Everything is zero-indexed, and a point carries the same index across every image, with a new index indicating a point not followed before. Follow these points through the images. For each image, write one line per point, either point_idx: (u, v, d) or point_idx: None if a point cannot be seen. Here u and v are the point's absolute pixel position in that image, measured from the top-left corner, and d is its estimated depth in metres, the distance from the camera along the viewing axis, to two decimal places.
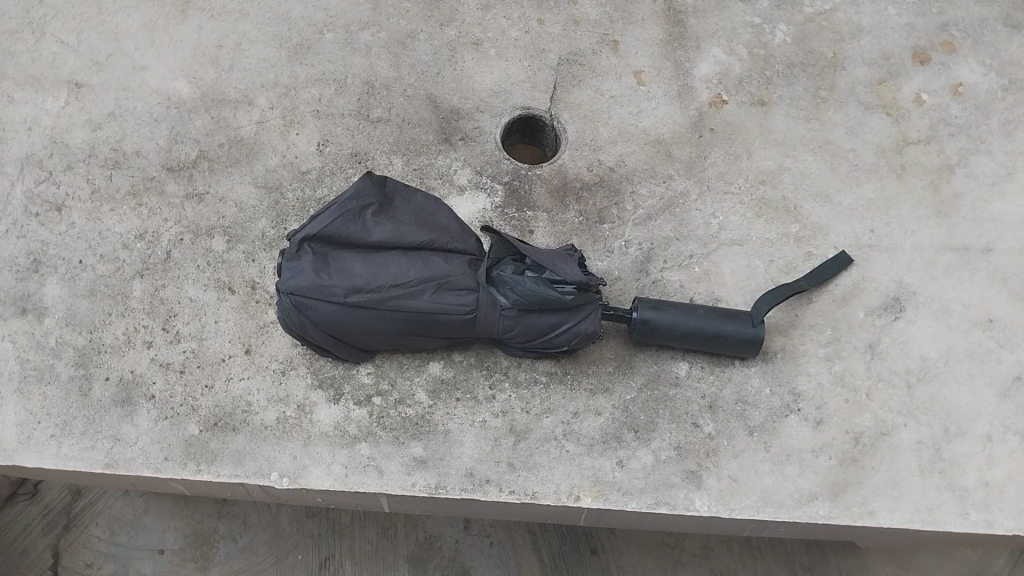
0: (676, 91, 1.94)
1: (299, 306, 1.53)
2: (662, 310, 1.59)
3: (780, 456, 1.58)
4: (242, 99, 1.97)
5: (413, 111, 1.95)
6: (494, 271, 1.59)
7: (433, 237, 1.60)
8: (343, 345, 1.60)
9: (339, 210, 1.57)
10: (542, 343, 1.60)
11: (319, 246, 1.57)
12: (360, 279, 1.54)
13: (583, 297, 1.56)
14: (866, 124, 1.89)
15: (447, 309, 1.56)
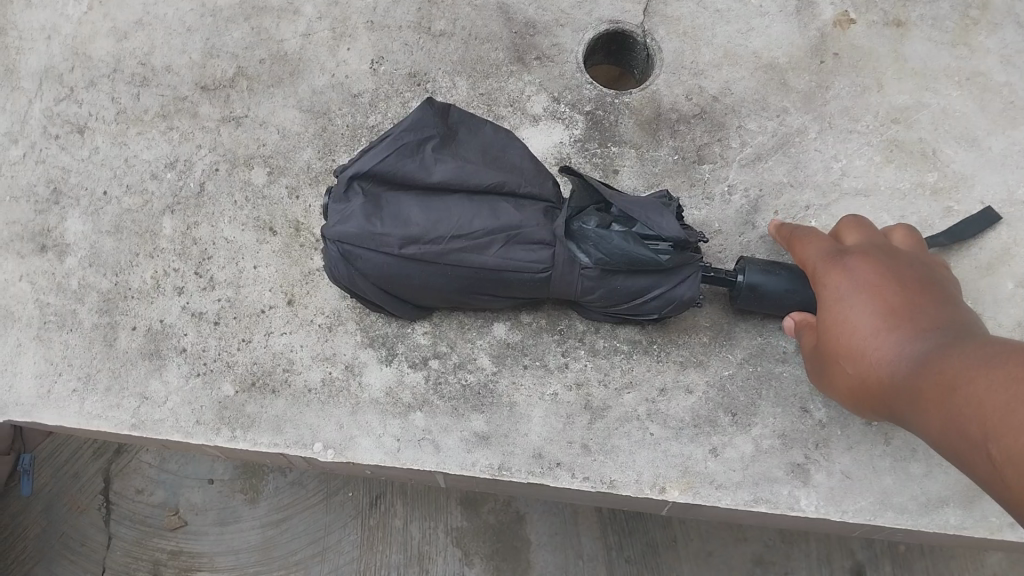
0: (794, 6, 1.63)
1: (347, 256, 1.30)
2: (774, 274, 1.33)
3: (903, 450, 1.35)
4: (285, 7, 1.71)
5: (481, 24, 1.67)
6: (573, 222, 1.30)
7: (503, 179, 1.33)
8: (397, 299, 1.38)
9: (394, 144, 1.32)
10: (628, 307, 1.34)
11: (370, 185, 1.32)
12: (416, 226, 1.28)
13: (681, 256, 1.27)
14: None
15: (517, 267, 1.30)
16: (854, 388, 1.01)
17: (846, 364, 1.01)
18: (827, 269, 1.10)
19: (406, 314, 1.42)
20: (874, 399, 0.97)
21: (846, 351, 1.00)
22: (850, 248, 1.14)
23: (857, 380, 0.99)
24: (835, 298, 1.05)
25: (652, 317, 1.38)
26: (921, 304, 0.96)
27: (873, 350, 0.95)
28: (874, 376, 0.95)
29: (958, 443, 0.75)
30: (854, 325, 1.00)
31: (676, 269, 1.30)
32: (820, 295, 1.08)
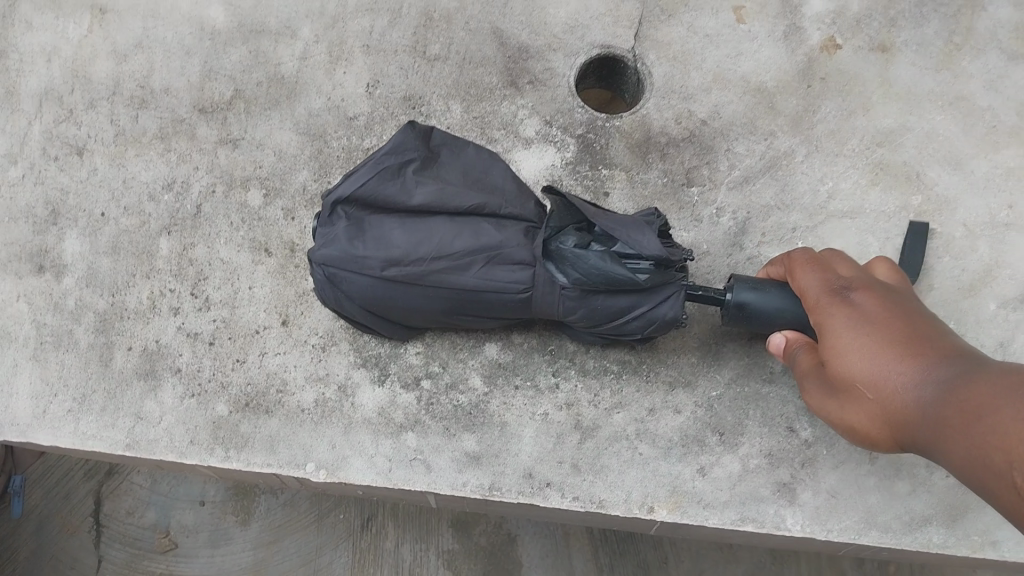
0: (782, 31, 1.65)
1: (332, 279, 1.31)
2: (764, 291, 1.27)
3: (887, 470, 1.37)
4: (283, 30, 1.74)
5: (475, 48, 1.69)
6: (553, 242, 1.28)
7: (484, 200, 1.34)
8: (382, 320, 1.39)
9: (376, 167, 1.33)
10: (611, 326, 1.33)
11: (353, 208, 1.33)
12: (397, 248, 1.28)
13: (661, 276, 1.25)
14: (1008, 77, 1.58)
15: (498, 287, 1.30)
16: (867, 421, 0.98)
17: (859, 397, 0.98)
18: (829, 301, 1.09)
19: (393, 333, 1.43)
20: (889, 431, 0.95)
21: (862, 382, 0.98)
22: (848, 278, 1.13)
23: (873, 412, 0.97)
24: (842, 330, 1.03)
25: (637, 337, 1.36)
26: (932, 337, 0.96)
27: (888, 381, 0.95)
28: (892, 408, 0.94)
29: (988, 471, 0.74)
30: (868, 357, 0.98)
31: (658, 288, 1.28)
32: (823, 327, 1.06)
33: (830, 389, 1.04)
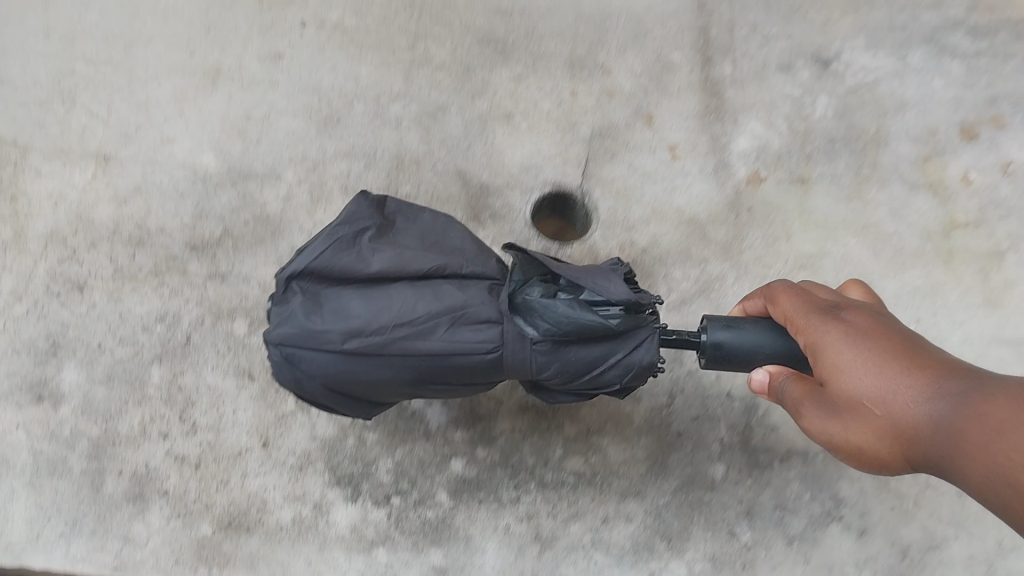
0: (712, 167, 1.86)
1: (292, 359, 1.23)
2: (736, 329, 1.31)
3: (819, 568, 1.57)
4: (268, 173, 1.94)
5: (442, 188, 1.89)
6: (517, 295, 1.29)
7: (444, 261, 1.33)
8: (348, 397, 1.31)
9: (330, 239, 1.29)
10: (587, 378, 1.31)
11: (308, 282, 1.27)
12: (357, 318, 1.22)
13: (633, 320, 1.28)
14: (910, 206, 1.81)
15: (466, 349, 1.25)
16: (871, 436, 1.09)
17: (866, 416, 1.09)
18: (823, 324, 1.18)
19: (357, 410, 1.35)
20: (897, 446, 1.06)
21: (870, 403, 1.08)
22: (830, 302, 1.23)
23: (881, 428, 1.07)
24: (843, 353, 1.12)
25: (614, 390, 1.34)
26: (928, 356, 1.08)
27: (898, 397, 1.06)
28: (904, 423, 1.05)
29: (1020, 485, 0.87)
30: (873, 377, 1.08)
31: (627, 335, 1.29)
32: (821, 351, 1.15)
33: (831, 409, 1.14)
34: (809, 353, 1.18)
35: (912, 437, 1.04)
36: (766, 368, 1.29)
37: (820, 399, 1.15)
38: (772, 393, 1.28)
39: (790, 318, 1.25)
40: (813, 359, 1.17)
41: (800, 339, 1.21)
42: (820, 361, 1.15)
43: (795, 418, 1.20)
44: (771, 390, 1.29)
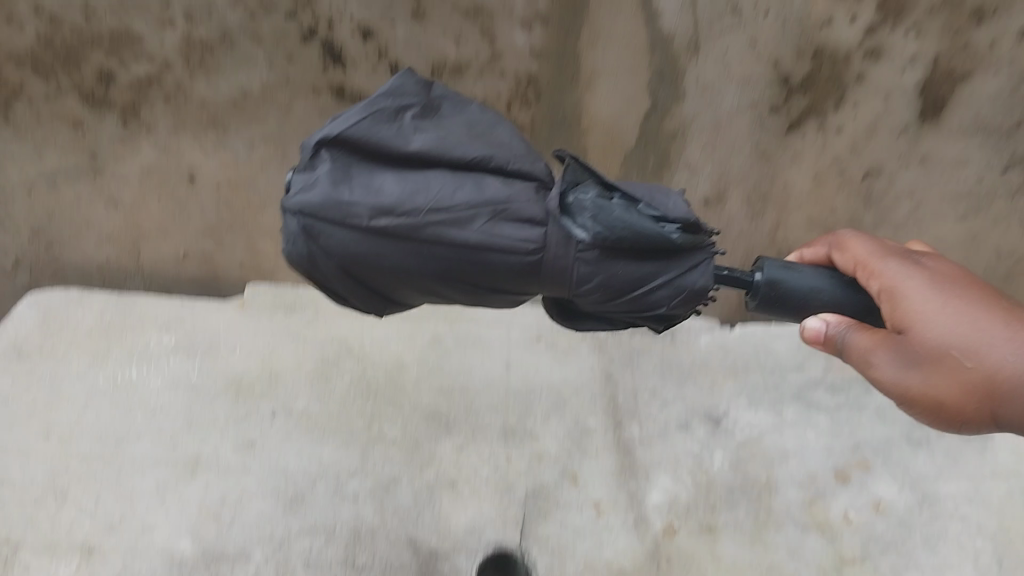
0: (631, 519, 2.25)
1: (309, 228, 1.51)
2: (789, 269, 1.75)
3: None
4: (238, 555, 2.18)
5: (396, 556, 2.18)
6: (569, 195, 1.59)
7: (487, 154, 1.62)
8: (355, 280, 1.60)
9: (370, 111, 1.59)
10: (627, 296, 1.65)
11: (338, 149, 1.55)
12: (389, 197, 1.52)
13: (689, 239, 1.62)
14: (806, 546, 2.23)
15: (505, 239, 1.57)
16: (954, 391, 1.57)
17: (951, 367, 1.58)
18: (891, 278, 1.72)
19: (364, 301, 1.67)
20: (981, 390, 1.55)
21: (953, 355, 1.58)
22: (880, 249, 1.81)
23: (962, 378, 1.57)
24: (919, 309, 1.64)
25: (655, 312, 1.70)
26: (982, 299, 1.64)
27: (998, 357, 1.55)
28: (998, 376, 1.54)
29: None
30: (954, 324, 1.60)
31: (680, 258, 1.65)
32: (898, 302, 1.67)
33: (914, 362, 1.61)
34: (887, 300, 1.71)
35: (1005, 381, 1.53)
36: (833, 321, 1.71)
37: (893, 350, 1.62)
38: (828, 342, 1.71)
39: (860, 263, 1.81)
40: (892, 310, 1.68)
41: (875, 288, 1.75)
42: (900, 310, 1.66)
43: (864, 366, 1.66)
44: (828, 340, 1.72)
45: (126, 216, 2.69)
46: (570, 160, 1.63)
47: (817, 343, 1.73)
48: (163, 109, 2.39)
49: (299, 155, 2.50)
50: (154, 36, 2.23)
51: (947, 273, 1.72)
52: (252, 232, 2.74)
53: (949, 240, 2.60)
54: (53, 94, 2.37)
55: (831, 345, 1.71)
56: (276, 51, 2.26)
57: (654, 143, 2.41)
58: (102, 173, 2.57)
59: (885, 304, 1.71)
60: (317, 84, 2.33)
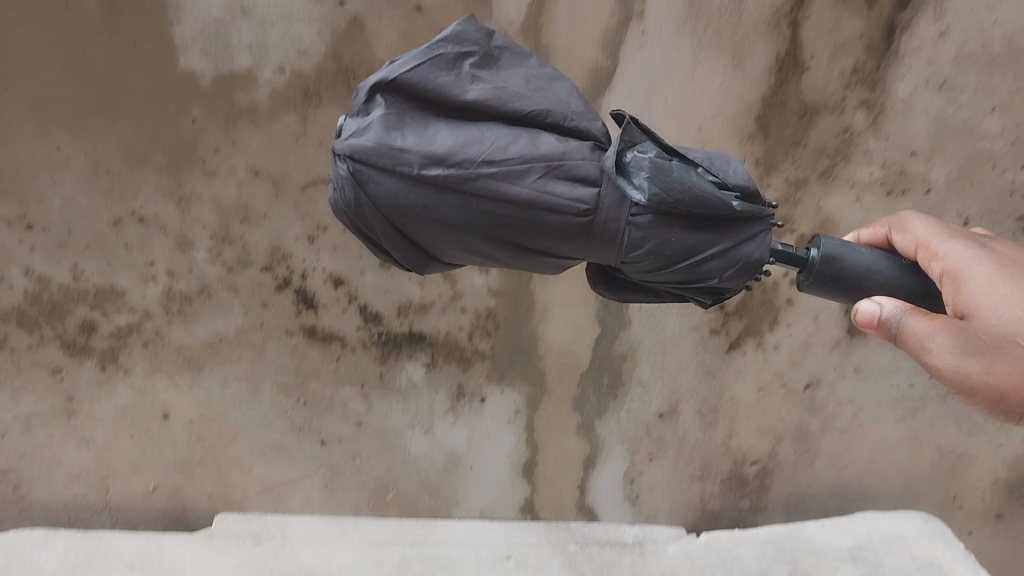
0: None
1: (360, 175, 1.40)
2: (845, 249, 1.55)
3: None
4: None
5: None
6: (627, 154, 1.45)
7: (546, 108, 1.48)
8: (399, 228, 1.47)
9: (430, 54, 1.45)
10: (680, 264, 1.49)
11: (394, 98, 1.44)
12: (441, 146, 1.40)
13: (750, 207, 1.47)
14: None
15: (557, 199, 1.42)
16: (1019, 379, 1.42)
17: (1014, 355, 1.43)
18: (956, 263, 1.53)
19: (409, 257, 1.53)
20: None
21: (1015, 343, 1.43)
22: (948, 232, 1.59)
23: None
24: (981, 290, 1.47)
25: (704, 285, 1.53)
26: None
27: None
28: None
29: None
30: (1015, 309, 1.45)
31: (740, 226, 1.49)
32: (964, 285, 1.49)
33: (973, 348, 1.44)
34: (950, 285, 1.52)
35: None
36: (889, 305, 1.51)
37: (954, 333, 1.45)
38: (888, 326, 1.51)
39: (922, 243, 1.60)
40: (957, 293, 1.50)
41: (937, 270, 1.55)
42: (964, 295, 1.49)
43: (920, 354, 1.47)
44: (889, 325, 1.51)
45: (96, 455, 2.72)
46: (626, 120, 1.47)
47: (872, 326, 1.52)
48: (141, 354, 2.58)
49: (269, 391, 2.63)
50: (137, 290, 2.49)
51: (1011, 257, 1.56)
52: (222, 465, 2.74)
53: (893, 441, 2.65)
54: (36, 343, 2.56)
55: (891, 330, 1.50)
56: (252, 299, 2.50)
57: (607, 364, 2.58)
58: (76, 415, 2.66)
59: (948, 288, 1.52)
60: (289, 326, 2.54)
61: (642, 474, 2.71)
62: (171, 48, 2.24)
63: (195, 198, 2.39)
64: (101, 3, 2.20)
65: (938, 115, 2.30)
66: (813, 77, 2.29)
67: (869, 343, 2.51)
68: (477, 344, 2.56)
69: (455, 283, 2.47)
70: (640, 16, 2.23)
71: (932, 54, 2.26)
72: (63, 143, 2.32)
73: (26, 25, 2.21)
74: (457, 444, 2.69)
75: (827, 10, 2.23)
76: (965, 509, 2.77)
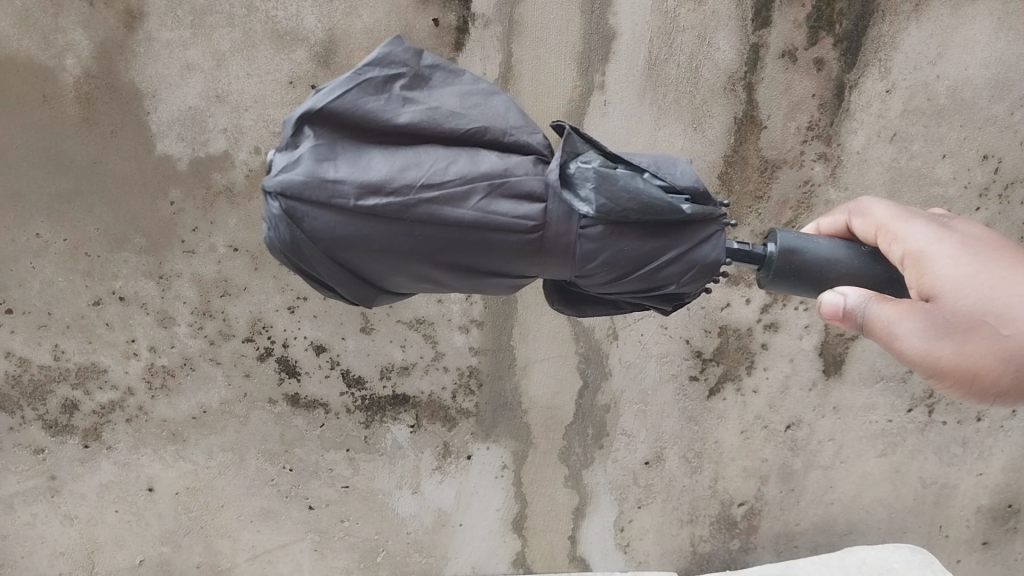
0: None
1: (292, 213, 1.20)
2: (803, 240, 1.39)
3: None
4: None
5: None
6: (570, 166, 1.28)
7: (485, 125, 1.28)
8: (342, 268, 1.27)
9: (355, 78, 1.22)
10: (636, 273, 1.32)
11: (322, 127, 1.22)
12: (377, 174, 1.20)
13: (702, 210, 1.30)
14: None
15: (502, 217, 1.23)
16: (992, 362, 1.18)
17: (986, 336, 1.19)
18: (918, 242, 1.29)
19: (354, 294, 1.33)
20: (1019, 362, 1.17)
21: (986, 322, 1.19)
22: (908, 212, 1.37)
23: (1000, 349, 1.18)
24: (947, 271, 1.23)
25: (662, 291, 1.36)
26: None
27: None
28: None
29: None
30: (986, 288, 1.20)
31: (695, 230, 1.31)
32: (926, 267, 1.26)
33: (940, 333, 1.21)
34: (914, 267, 1.29)
35: None
36: (853, 292, 1.30)
37: (919, 316, 1.22)
38: (855, 312, 1.29)
39: (880, 227, 1.38)
40: (920, 276, 1.26)
41: (898, 252, 1.32)
42: (929, 276, 1.25)
43: (887, 343, 1.25)
44: (855, 310, 1.29)
45: (81, 532, 2.71)
46: (568, 131, 1.29)
47: (838, 312, 1.31)
48: (125, 429, 2.63)
49: (255, 460, 2.65)
50: (119, 367, 2.58)
51: (980, 233, 1.31)
52: (210, 534, 2.70)
53: (877, 475, 2.62)
54: (18, 424, 2.63)
55: (857, 317, 1.29)
56: (234, 370, 2.58)
57: (590, 415, 2.62)
58: (59, 492, 2.68)
59: (910, 271, 1.29)
60: (272, 396, 2.60)
61: (632, 521, 2.68)
62: (144, 134, 2.42)
63: (174, 275, 2.51)
64: (78, 97, 2.39)
65: (892, 164, 2.40)
66: (771, 134, 2.41)
67: (845, 381, 2.58)
68: (461, 402, 2.61)
69: (436, 343, 2.55)
70: (600, 88, 2.41)
71: (882, 109, 2.37)
72: (41, 229, 2.48)
73: (10, 121, 2.41)
74: (444, 503, 2.68)
75: (778, 73, 2.37)
76: (953, 539, 2.67)
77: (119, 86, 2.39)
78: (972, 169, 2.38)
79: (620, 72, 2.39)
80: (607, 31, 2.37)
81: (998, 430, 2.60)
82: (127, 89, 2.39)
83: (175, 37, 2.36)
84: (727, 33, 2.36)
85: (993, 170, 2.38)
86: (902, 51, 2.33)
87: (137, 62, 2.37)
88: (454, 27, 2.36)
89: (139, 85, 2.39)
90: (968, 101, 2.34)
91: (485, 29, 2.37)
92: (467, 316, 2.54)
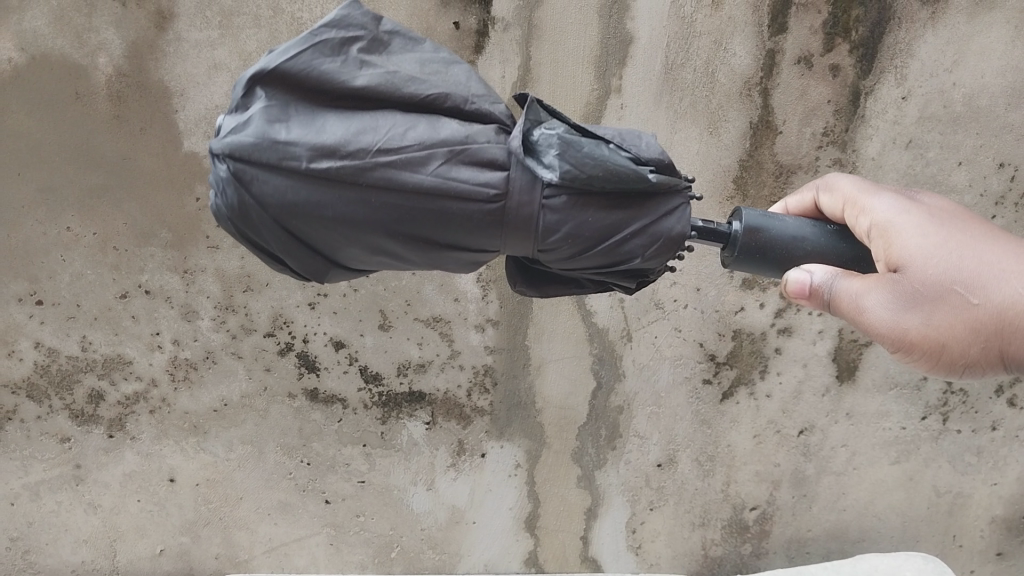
0: None
1: (243, 176, 1.24)
2: (768, 219, 1.41)
3: None
4: None
5: None
6: (534, 133, 1.30)
7: (446, 92, 1.30)
8: (291, 236, 1.30)
9: (310, 40, 1.26)
10: (600, 245, 1.34)
11: (275, 90, 1.27)
12: (331, 137, 1.23)
13: (666, 183, 1.32)
14: None
15: (460, 184, 1.26)
16: (960, 332, 1.26)
17: (954, 306, 1.27)
18: (885, 214, 1.35)
19: (306, 265, 1.36)
20: (985, 330, 1.26)
21: (954, 291, 1.27)
22: (874, 187, 1.44)
23: (966, 319, 1.26)
24: (915, 243, 1.30)
25: (626, 265, 1.38)
26: (984, 227, 1.34)
27: (1007, 291, 1.25)
28: (1007, 313, 1.24)
29: None
30: (954, 259, 1.27)
31: (656, 202, 1.35)
32: (893, 238, 1.32)
33: (912, 303, 1.28)
34: (881, 239, 1.34)
35: (1008, 317, 1.24)
36: (819, 271, 1.35)
37: (888, 288, 1.28)
38: (824, 288, 1.34)
39: (848, 200, 1.44)
40: (888, 248, 1.32)
41: (865, 225, 1.38)
42: (895, 248, 1.31)
43: (856, 317, 1.31)
44: (824, 286, 1.33)
45: (103, 519, 2.78)
46: (530, 100, 1.32)
47: (808, 288, 1.35)
48: (148, 420, 2.70)
49: (273, 453, 2.70)
50: (143, 359, 2.64)
51: (943, 207, 1.38)
52: (228, 526, 2.76)
53: (890, 483, 2.63)
54: (46, 414, 2.70)
55: (827, 292, 1.33)
56: (255, 363, 2.63)
57: (603, 417, 2.65)
58: (84, 481, 2.75)
59: (877, 243, 1.35)
60: (291, 390, 2.65)
61: (644, 523, 2.70)
62: (172, 131, 2.48)
63: (198, 270, 2.57)
64: (109, 96, 2.46)
65: (907, 171, 2.42)
66: (786, 139, 2.43)
67: (858, 387, 2.58)
68: (476, 400, 2.64)
69: (451, 342, 2.59)
70: (618, 91, 2.44)
71: (897, 116, 2.39)
72: (72, 223, 2.55)
73: (45, 118, 2.48)
74: (458, 500, 2.72)
75: (793, 80, 2.39)
76: (967, 549, 2.67)
77: (149, 85, 2.46)
78: (989, 177, 2.40)
79: (637, 76, 2.42)
80: (624, 36, 2.40)
81: (1013, 440, 2.59)
82: (157, 88, 2.46)
83: (204, 37, 2.42)
84: (743, 39, 2.38)
85: (1009, 178, 2.39)
86: (918, 58, 2.35)
87: (167, 61, 2.44)
88: (474, 31, 2.41)
89: (169, 84, 2.45)
90: (984, 109, 2.36)
91: (504, 33, 2.41)
92: (482, 315, 2.57)
